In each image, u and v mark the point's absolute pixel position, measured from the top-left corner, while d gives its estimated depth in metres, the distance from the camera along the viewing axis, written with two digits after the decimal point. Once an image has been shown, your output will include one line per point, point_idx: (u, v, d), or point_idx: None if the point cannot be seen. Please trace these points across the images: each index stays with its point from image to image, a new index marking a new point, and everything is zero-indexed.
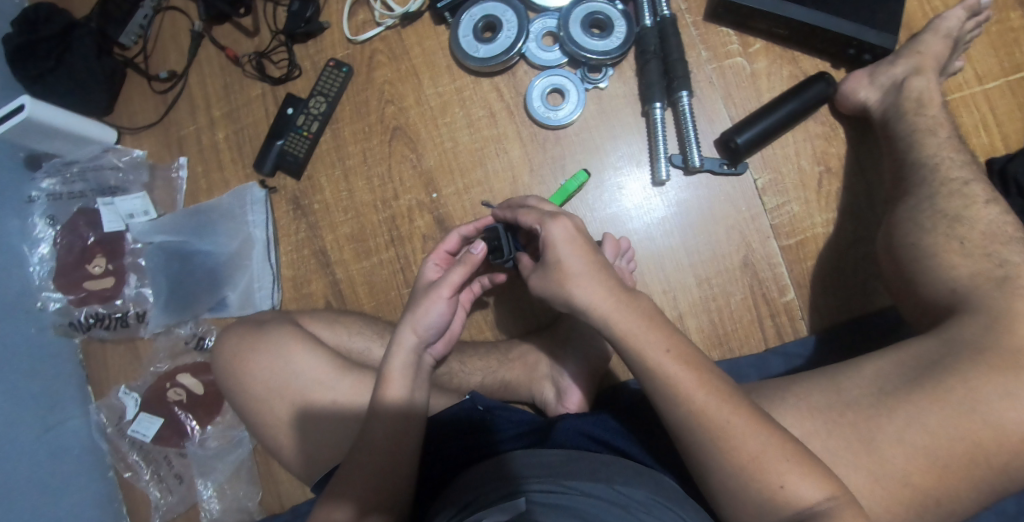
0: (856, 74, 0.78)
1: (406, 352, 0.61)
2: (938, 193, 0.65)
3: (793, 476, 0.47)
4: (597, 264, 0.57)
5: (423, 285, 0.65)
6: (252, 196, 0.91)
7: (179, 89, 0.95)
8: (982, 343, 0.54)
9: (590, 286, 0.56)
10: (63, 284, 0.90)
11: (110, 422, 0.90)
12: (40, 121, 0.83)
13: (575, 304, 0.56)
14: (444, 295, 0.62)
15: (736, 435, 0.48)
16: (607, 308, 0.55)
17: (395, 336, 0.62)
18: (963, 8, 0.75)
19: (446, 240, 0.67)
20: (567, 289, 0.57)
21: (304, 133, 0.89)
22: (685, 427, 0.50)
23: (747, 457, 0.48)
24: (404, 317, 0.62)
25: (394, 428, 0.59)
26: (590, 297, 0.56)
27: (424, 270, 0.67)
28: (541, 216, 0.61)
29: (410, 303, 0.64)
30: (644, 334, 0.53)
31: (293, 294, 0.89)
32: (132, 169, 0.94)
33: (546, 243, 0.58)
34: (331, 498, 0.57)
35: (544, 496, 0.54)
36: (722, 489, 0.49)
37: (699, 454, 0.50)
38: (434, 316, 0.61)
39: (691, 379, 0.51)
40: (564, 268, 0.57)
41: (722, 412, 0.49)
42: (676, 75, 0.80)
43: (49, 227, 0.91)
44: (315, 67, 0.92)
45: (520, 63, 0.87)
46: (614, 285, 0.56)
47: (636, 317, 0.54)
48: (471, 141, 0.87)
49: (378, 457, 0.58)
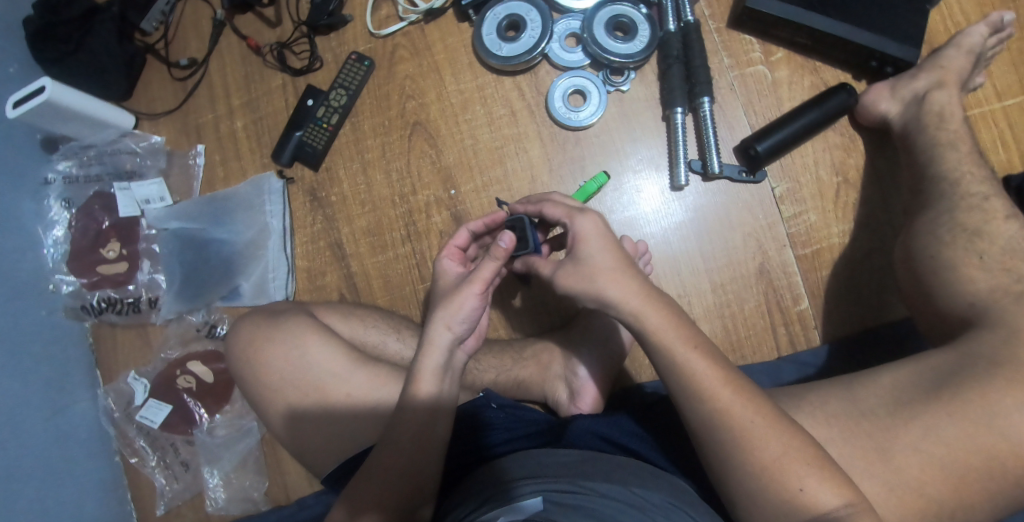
0: (877, 86, 0.79)
1: (438, 351, 0.61)
2: (958, 207, 0.66)
3: (813, 480, 0.47)
4: (624, 261, 0.57)
5: (448, 282, 0.65)
6: (269, 186, 0.91)
7: (199, 76, 0.95)
8: (1002, 357, 0.54)
9: (620, 283, 0.56)
10: (77, 267, 0.90)
11: (118, 407, 0.90)
12: (60, 104, 0.83)
13: (604, 300, 0.56)
14: (473, 291, 0.61)
15: (759, 438, 0.49)
16: (636, 304, 0.55)
17: (427, 334, 0.62)
18: (986, 25, 0.76)
19: (456, 236, 0.68)
20: (598, 282, 0.56)
21: (324, 125, 0.89)
22: (710, 426, 0.50)
23: (768, 460, 0.48)
24: (433, 315, 0.62)
25: (416, 438, 0.60)
26: (620, 293, 0.56)
27: (442, 268, 0.67)
28: (569, 211, 0.62)
29: (435, 301, 0.64)
30: (670, 333, 0.54)
31: (307, 286, 0.89)
32: (149, 154, 0.94)
33: (576, 237, 0.59)
34: (353, 497, 0.59)
35: (561, 496, 0.54)
36: (741, 491, 0.49)
37: (720, 454, 0.50)
38: (465, 312, 0.61)
39: (716, 377, 0.51)
40: (597, 263, 0.57)
41: (744, 416, 0.49)
42: (699, 81, 0.81)
43: (65, 210, 0.91)
44: (337, 59, 0.92)
45: (542, 63, 0.88)
46: (641, 284, 0.56)
47: (663, 315, 0.55)
48: (491, 139, 0.87)
49: (398, 467, 0.59)
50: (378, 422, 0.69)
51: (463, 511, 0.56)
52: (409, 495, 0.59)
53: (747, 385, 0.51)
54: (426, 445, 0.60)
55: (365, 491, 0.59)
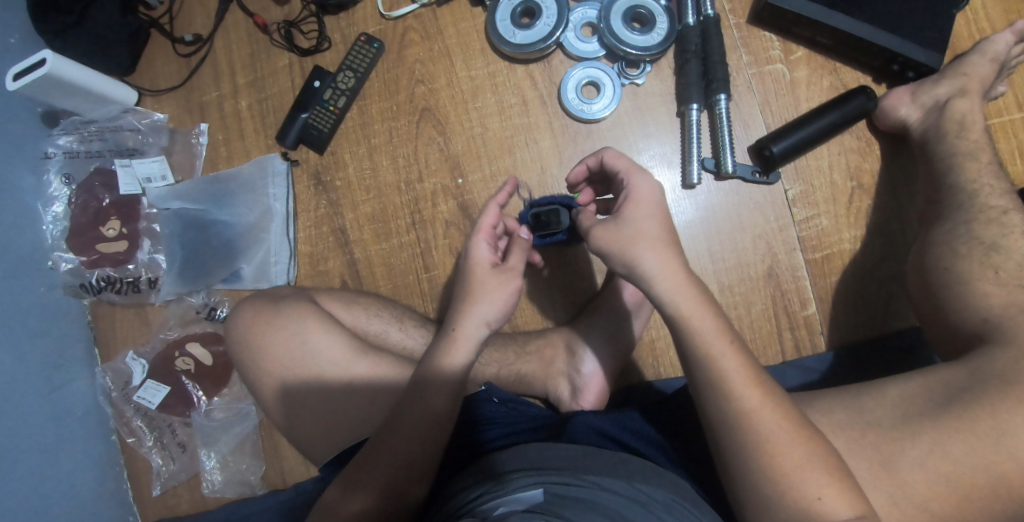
0: (898, 90, 0.77)
1: (469, 342, 0.62)
2: (976, 219, 0.65)
3: (831, 490, 0.47)
4: (673, 237, 0.57)
5: (484, 271, 0.64)
6: (274, 168, 0.90)
7: (204, 53, 0.93)
8: (1013, 374, 0.53)
9: (660, 258, 0.56)
10: (76, 244, 0.88)
11: (116, 387, 0.89)
12: (62, 77, 0.81)
13: (639, 268, 0.56)
14: (512, 284, 0.63)
15: (778, 451, 0.48)
16: (674, 284, 0.55)
17: (457, 323, 0.63)
18: (1011, 33, 0.74)
19: (488, 215, 0.65)
20: (637, 248, 0.56)
21: (330, 107, 0.87)
22: (734, 428, 0.50)
23: (785, 470, 0.48)
24: (465, 309, 0.63)
25: (417, 438, 0.60)
26: (657, 271, 0.55)
27: (473, 248, 0.65)
28: (630, 166, 0.62)
29: (469, 286, 0.64)
30: (703, 320, 0.54)
31: (309, 270, 0.88)
32: (152, 132, 0.93)
33: (631, 196, 0.59)
34: (350, 481, 0.59)
35: (562, 489, 0.52)
36: (753, 498, 0.49)
37: (740, 458, 0.49)
38: (502, 303, 0.63)
39: (746, 376, 0.51)
40: (642, 231, 0.57)
41: (761, 422, 0.49)
42: (716, 78, 0.79)
43: (65, 186, 0.89)
44: (345, 40, 0.90)
45: (556, 52, 0.86)
46: (677, 264, 0.56)
47: (696, 302, 0.54)
48: (500, 128, 0.85)
49: (393, 466, 0.59)
50: (380, 412, 0.69)
51: (464, 499, 0.54)
52: (402, 482, 0.59)
53: (766, 388, 0.51)
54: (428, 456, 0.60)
55: (368, 480, 0.58)
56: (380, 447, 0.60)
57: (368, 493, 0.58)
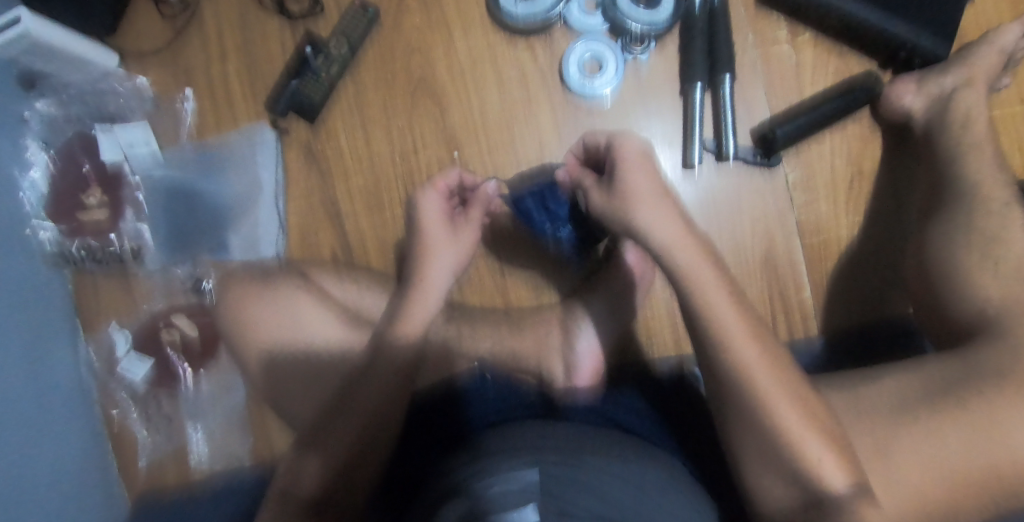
0: (904, 77, 0.76)
1: (438, 293, 0.67)
2: (976, 211, 0.65)
3: (826, 452, 0.49)
4: (662, 188, 0.57)
5: (438, 225, 0.68)
6: (263, 138, 0.87)
7: (189, 15, 0.89)
8: (1009, 366, 0.53)
9: (654, 212, 0.56)
10: (56, 211, 0.84)
11: (99, 359, 0.87)
12: (37, 39, 0.76)
13: (633, 226, 0.57)
14: (470, 236, 0.69)
15: (775, 412, 0.50)
16: (670, 235, 0.55)
17: (422, 282, 0.67)
18: (1020, 21, 0.73)
19: (444, 175, 0.69)
20: (632, 207, 0.56)
21: (322, 76, 0.83)
22: (737, 391, 0.51)
23: (789, 437, 0.49)
24: (429, 262, 0.67)
25: (381, 403, 0.63)
26: (655, 223, 0.56)
27: (423, 202, 0.68)
28: (609, 136, 0.62)
29: (426, 244, 0.67)
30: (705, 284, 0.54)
31: (299, 244, 0.85)
32: (134, 97, 0.89)
33: (620, 156, 0.59)
34: (309, 445, 0.62)
35: (561, 470, 0.50)
36: (753, 456, 0.52)
37: (743, 415, 0.51)
38: (462, 257, 0.68)
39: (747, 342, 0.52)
40: (629, 185, 0.57)
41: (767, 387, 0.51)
42: (721, 58, 0.77)
43: (44, 151, 0.85)
44: (339, 6, 0.87)
45: (558, 26, 0.83)
46: (673, 215, 0.56)
47: (693, 252, 0.55)
48: (499, 103, 0.83)
49: (361, 427, 0.62)
50: None
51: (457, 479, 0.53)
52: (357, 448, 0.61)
53: (766, 347, 0.53)
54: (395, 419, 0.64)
55: (325, 446, 0.62)
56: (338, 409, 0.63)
57: (320, 457, 0.61)
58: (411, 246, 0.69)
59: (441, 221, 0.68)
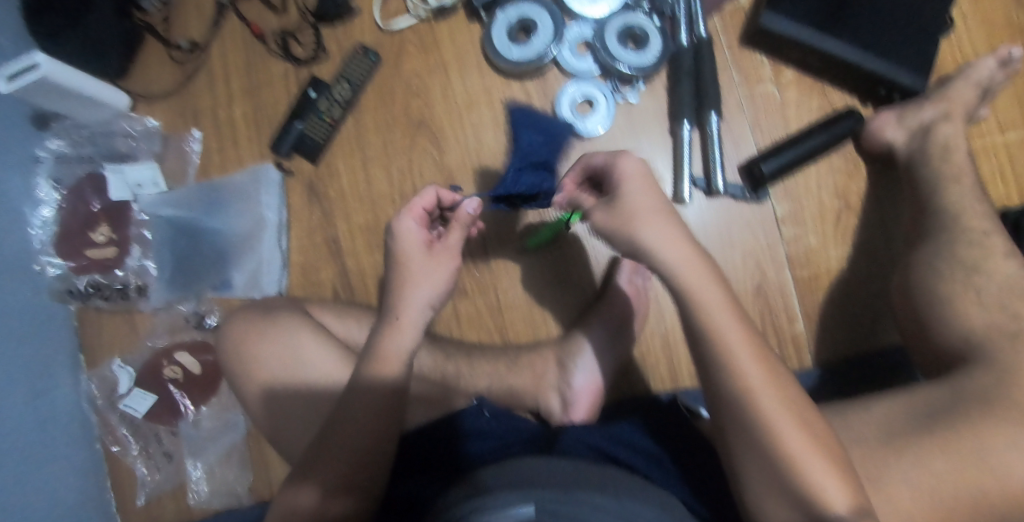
0: (884, 113, 0.79)
1: (411, 327, 0.62)
2: (958, 241, 0.66)
3: (830, 477, 0.45)
4: (666, 207, 0.55)
5: (415, 249, 0.64)
6: (267, 177, 0.89)
7: (199, 61, 0.93)
8: (992, 394, 0.55)
9: (658, 231, 0.54)
10: (65, 249, 0.88)
11: (101, 394, 0.88)
12: (51, 80, 0.79)
13: (638, 245, 0.54)
14: (448, 265, 0.64)
15: (778, 425, 0.47)
16: (675, 254, 0.53)
17: (400, 312, 0.62)
18: (994, 59, 0.76)
19: (421, 196, 0.66)
20: (637, 226, 0.54)
21: (326, 117, 0.88)
22: (737, 409, 0.49)
23: (793, 454, 0.46)
24: (405, 292, 0.63)
25: (364, 442, 0.59)
26: (660, 240, 0.54)
27: (401, 226, 0.65)
28: (608, 155, 0.60)
29: (404, 270, 0.64)
30: (710, 295, 0.52)
31: (300, 280, 0.87)
32: (145, 138, 0.92)
33: (621, 176, 0.57)
34: (300, 478, 0.59)
35: (553, 500, 0.52)
36: (755, 474, 0.48)
37: (747, 436, 0.48)
38: (439, 287, 0.64)
39: (754, 356, 0.50)
40: (633, 204, 0.55)
41: (773, 405, 0.48)
42: (709, 99, 0.81)
43: (54, 190, 0.89)
44: (342, 51, 0.90)
45: (551, 69, 0.87)
46: (681, 235, 0.54)
47: (699, 269, 0.53)
48: (495, 142, 0.86)
49: (344, 467, 0.58)
50: None
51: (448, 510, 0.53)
52: (351, 477, 0.58)
53: (770, 365, 0.50)
54: (381, 460, 0.59)
55: (315, 476, 0.58)
56: (326, 439, 0.59)
57: (314, 488, 0.58)
58: (389, 275, 0.65)
59: (420, 246, 0.64)
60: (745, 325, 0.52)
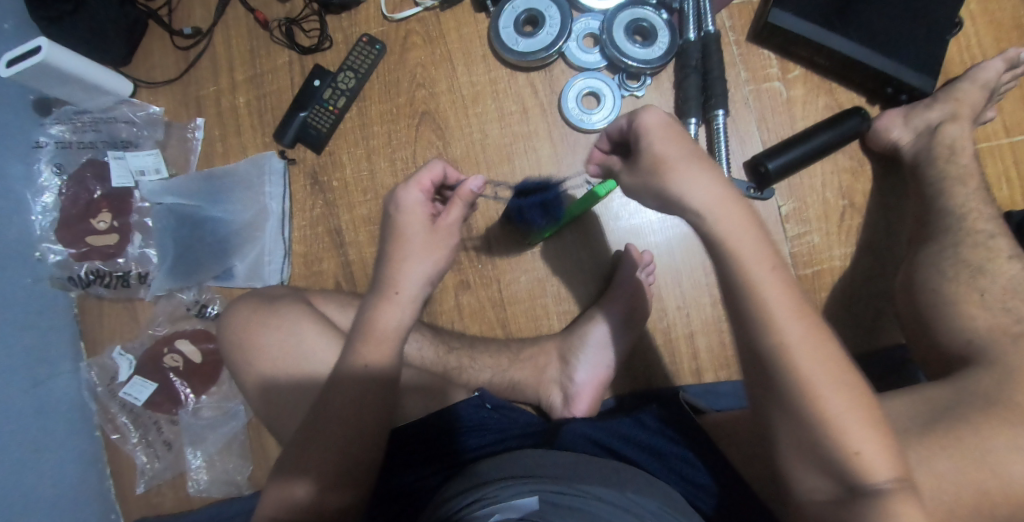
0: (890, 112, 0.79)
1: (406, 305, 0.59)
2: (962, 243, 0.66)
3: (873, 446, 0.42)
4: (695, 155, 0.49)
5: (418, 220, 0.59)
6: (270, 166, 0.89)
7: (202, 47, 0.92)
8: (994, 395, 0.55)
9: (687, 181, 0.48)
10: (66, 236, 0.88)
11: (102, 382, 0.88)
12: (56, 66, 0.79)
13: (666, 196, 0.49)
14: (448, 243, 0.60)
15: (817, 386, 0.43)
16: (709, 203, 0.48)
17: (397, 285, 0.59)
18: (1002, 60, 0.76)
19: (427, 169, 0.60)
20: (665, 178, 0.49)
21: (330, 107, 0.87)
22: (772, 366, 0.45)
23: (830, 415, 0.43)
24: (401, 265, 0.58)
25: (349, 430, 0.57)
26: (688, 187, 0.48)
27: (401, 197, 0.59)
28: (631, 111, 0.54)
29: (400, 244, 0.59)
30: (742, 240, 0.47)
31: (302, 270, 0.87)
32: (146, 125, 0.92)
33: (641, 131, 0.51)
34: (291, 471, 0.58)
35: (557, 496, 0.52)
36: (788, 434, 0.45)
37: (781, 393, 0.45)
38: (438, 261, 0.59)
39: (790, 308, 0.45)
40: (658, 156, 0.49)
41: (812, 358, 0.44)
42: (714, 93, 0.80)
43: (56, 176, 0.88)
44: (347, 40, 0.90)
45: (557, 62, 0.86)
46: (716, 179, 0.49)
47: (737, 219, 0.47)
48: (500, 134, 0.86)
49: (331, 458, 0.57)
50: None
51: (454, 507, 0.54)
52: (339, 466, 0.57)
53: (816, 321, 0.46)
54: (372, 442, 0.58)
55: (306, 468, 0.57)
56: (307, 433, 0.58)
57: (308, 481, 0.57)
58: (383, 246, 0.60)
59: (422, 222, 0.59)
60: (789, 277, 0.47)
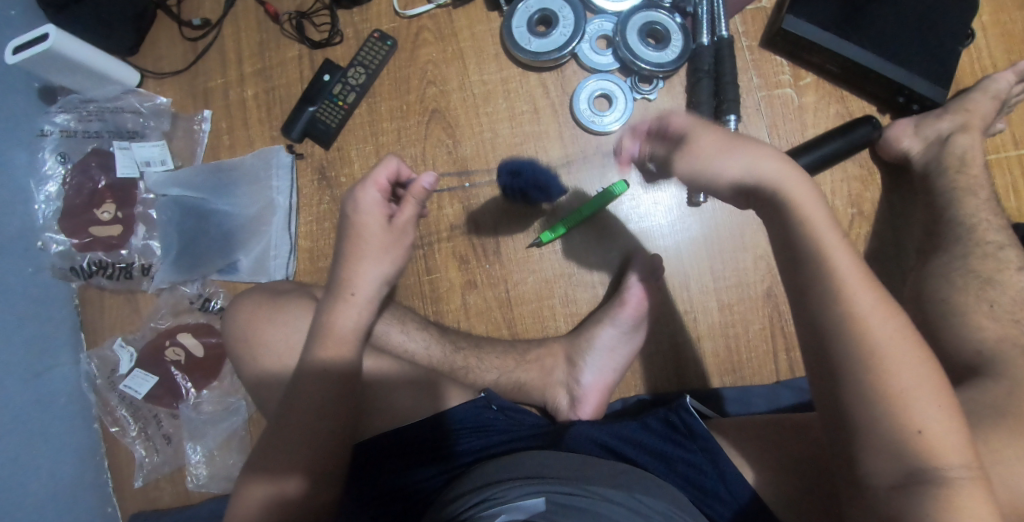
0: (901, 122, 0.79)
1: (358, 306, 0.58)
2: (972, 253, 0.67)
3: (940, 422, 0.43)
4: (735, 135, 0.50)
5: (377, 223, 0.58)
6: (277, 160, 0.88)
7: (211, 38, 0.91)
8: (1004, 407, 0.55)
9: (727, 153, 0.49)
10: (69, 226, 0.86)
11: (101, 374, 0.87)
12: (62, 53, 0.78)
13: (711, 173, 0.50)
14: (404, 242, 0.59)
15: (888, 359, 0.44)
16: (756, 174, 0.49)
17: (352, 286, 0.58)
18: (1013, 73, 0.77)
19: (382, 167, 0.58)
20: (710, 158, 0.50)
21: (339, 102, 0.86)
22: (837, 333, 0.45)
23: (896, 390, 0.44)
24: (359, 264, 0.58)
25: (315, 433, 0.58)
26: (729, 162, 0.49)
27: (357, 197, 0.58)
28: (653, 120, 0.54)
29: (358, 243, 0.58)
30: (811, 204, 0.48)
31: (307, 266, 0.86)
32: (153, 115, 0.91)
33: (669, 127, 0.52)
34: (274, 473, 0.58)
35: (563, 497, 0.52)
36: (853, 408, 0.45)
37: (846, 364, 0.45)
38: (392, 262, 0.59)
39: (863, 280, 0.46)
40: (693, 144, 0.50)
41: (884, 329, 0.44)
42: (726, 98, 0.79)
43: (60, 165, 0.87)
44: (357, 35, 0.89)
45: (569, 62, 0.86)
46: (763, 150, 0.50)
47: (804, 188, 0.48)
48: (510, 134, 0.85)
49: (306, 456, 0.58)
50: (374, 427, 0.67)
51: (464, 505, 0.54)
52: (318, 459, 0.58)
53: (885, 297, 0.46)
54: (338, 442, 0.59)
55: (291, 464, 0.58)
56: (279, 429, 0.58)
57: (296, 478, 0.58)
58: (340, 243, 0.59)
59: (378, 222, 0.58)
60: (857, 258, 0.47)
